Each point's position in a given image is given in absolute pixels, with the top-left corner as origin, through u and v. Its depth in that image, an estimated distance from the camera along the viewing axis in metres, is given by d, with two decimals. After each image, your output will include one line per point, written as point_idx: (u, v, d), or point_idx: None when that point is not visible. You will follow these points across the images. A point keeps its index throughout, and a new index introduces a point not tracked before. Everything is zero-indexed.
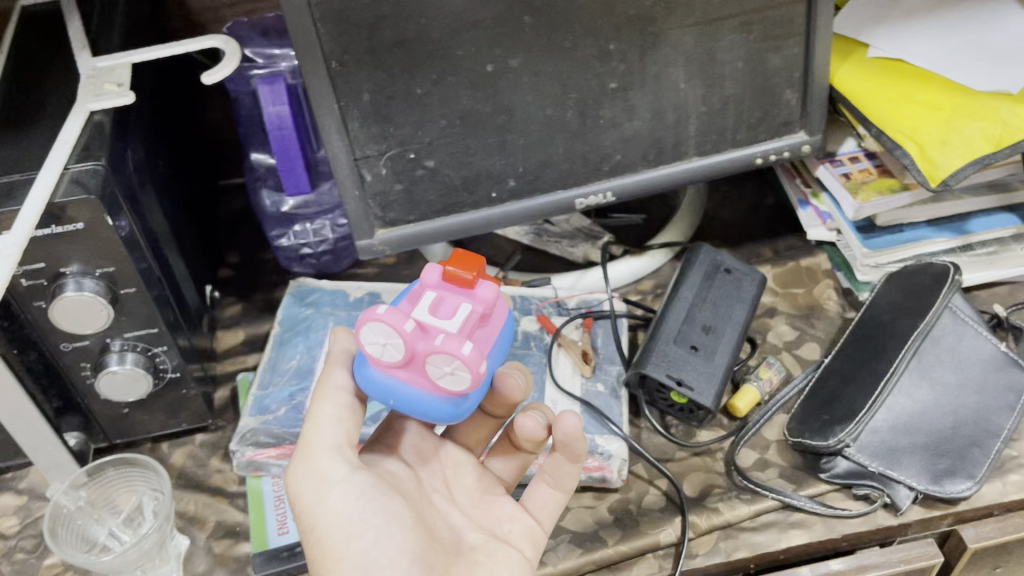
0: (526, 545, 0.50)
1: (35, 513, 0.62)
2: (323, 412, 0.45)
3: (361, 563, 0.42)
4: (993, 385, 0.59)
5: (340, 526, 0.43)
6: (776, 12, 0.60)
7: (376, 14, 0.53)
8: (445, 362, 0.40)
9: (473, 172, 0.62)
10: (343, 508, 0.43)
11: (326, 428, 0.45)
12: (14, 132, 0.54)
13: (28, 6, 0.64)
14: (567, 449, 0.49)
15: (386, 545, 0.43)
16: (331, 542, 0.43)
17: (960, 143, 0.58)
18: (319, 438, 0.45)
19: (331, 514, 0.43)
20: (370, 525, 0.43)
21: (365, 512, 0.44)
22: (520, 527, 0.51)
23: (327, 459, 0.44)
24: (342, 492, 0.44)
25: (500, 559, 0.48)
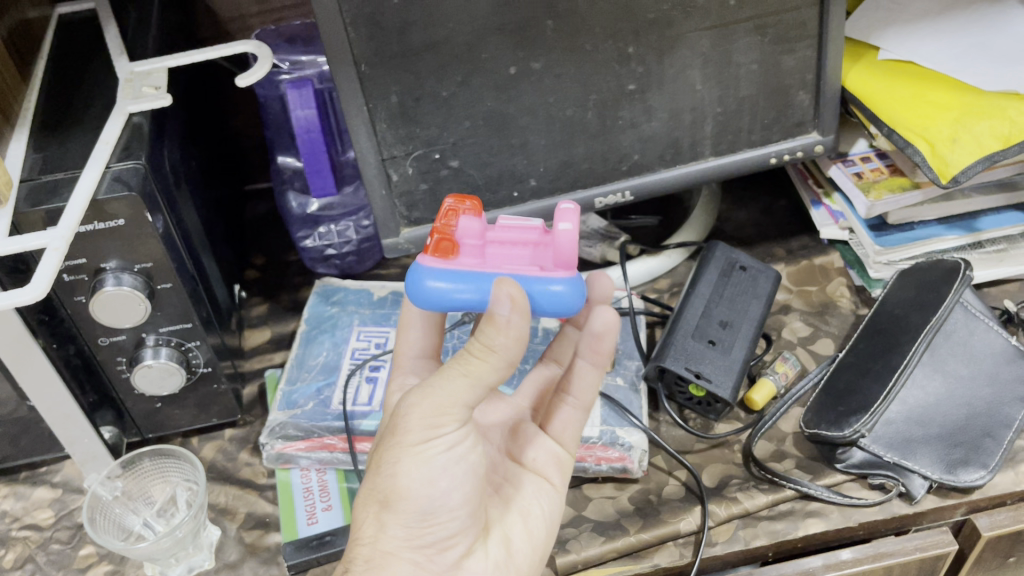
0: (555, 476, 0.54)
1: (70, 505, 0.64)
2: (483, 377, 0.41)
3: (425, 508, 0.43)
4: (1005, 377, 0.61)
5: (418, 471, 0.43)
6: (789, 16, 0.62)
7: (405, 18, 0.55)
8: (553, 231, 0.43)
9: (495, 172, 0.64)
10: (434, 456, 0.43)
11: (477, 389, 0.41)
12: (57, 133, 0.56)
13: (64, 14, 0.67)
14: (590, 348, 0.53)
15: (455, 495, 0.44)
16: (405, 483, 0.43)
17: (969, 140, 0.60)
18: (460, 395, 0.41)
19: (421, 460, 0.43)
20: (448, 475, 0.43)
21: (450, 463, 0.43)
22: (548, 457, 0.54)
23: (449, 414, 0.41)
24: (438, 441, 0.42)
25: (534, 495, 0.52)
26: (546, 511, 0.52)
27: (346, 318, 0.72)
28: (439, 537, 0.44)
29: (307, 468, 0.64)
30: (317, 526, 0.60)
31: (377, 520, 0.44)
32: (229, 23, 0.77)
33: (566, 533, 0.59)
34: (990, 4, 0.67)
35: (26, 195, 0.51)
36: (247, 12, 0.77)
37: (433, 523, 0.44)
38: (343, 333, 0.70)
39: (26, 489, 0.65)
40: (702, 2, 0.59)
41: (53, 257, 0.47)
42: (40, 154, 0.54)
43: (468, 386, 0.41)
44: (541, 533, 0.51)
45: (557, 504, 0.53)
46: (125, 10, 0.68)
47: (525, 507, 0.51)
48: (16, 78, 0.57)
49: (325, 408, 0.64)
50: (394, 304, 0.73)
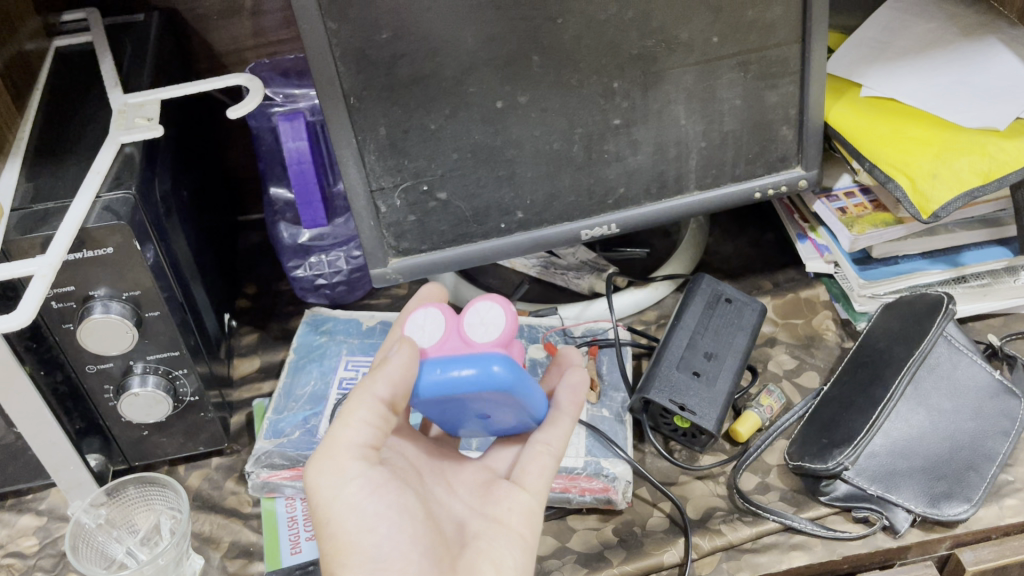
0: (524, 524, 0.49)
1: (54, 533, 0.64)
2: (357, 413, 0.44)
3: (374, 558, 0.43)
4: (989, 411, 0.61)
5: (352, 522, 0.43)
6: (771, 53, 0.63)
7: (393, 53, 0.56)
8: (482, 312, 0.48)
9: (483, 205, 0.65)
10: (361, 502, 0.44)
11: (358, 428, 0.44)
12: (49, 162, 0.57)
13: (62, 47, 0.68)
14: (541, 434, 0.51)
15: (400, 539, 0.44)
16: (342, 534, 0.43)
17: (949, 177, 0.61)
18: (349, 436, 0.44)
19: (348, 510, 0.44)
20: (385, 518, 0.44)
21: (380, 505, 0.44)
22: (517, 505, 0.49)
23: (347, 453, 0.44)
24: (362, 484, 0.44)
25: (503, 546, 0.47)
26: (516, 558, 0.47)
27: (334, 347, 0.72)
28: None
29: (292, 497, 0.64)
30: (301, 556, 0.60)
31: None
32: (225, 57, 0.79)
33: (549, 564, 0.59)
34: (971, 42, 0.68)
35: (16, 224, 0.52)
36: (243, 46, 0.78)
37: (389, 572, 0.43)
38: (331, 362, 0.71)
39: (11, 517, 0.65)
40: (686, 38, 0.60)
41: (40, 284, 0.48)
42: (32, 183, 0.55)
43: (351, 427, 0.44)
44: None
45: (527, 554, 0.48)
46: (122, 44, 0.70)
47: (496, 557, 0.47)
48: (12, 108, 0.58)
49: (312, 436, 0.64)
50: (383, 334, 0.74)
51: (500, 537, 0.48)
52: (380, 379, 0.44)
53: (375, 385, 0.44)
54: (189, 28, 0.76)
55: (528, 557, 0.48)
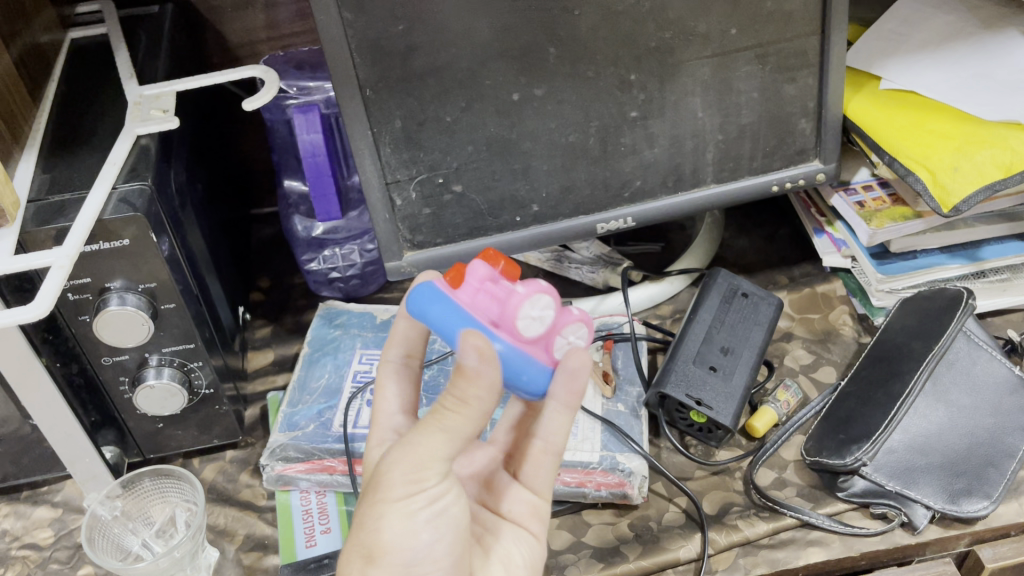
0: (532, 523, 0.51)
1: (70, 525, 0.64)
2: (457, 430, 0.39)
3: (409, 561, 0.41)
4: (1009, 407, 0.60)
5: (402, 525, 0.41)
6: (789, 45, 0.62)
7: (409, 45, 0.56)
8: (538, 305, 0.41)
9: (498, 197, 0.64)
10: (416, 511, 0.41)
11: (452, 442, 0.39)
12: (65, 154, 0.57)
13: (77, 39, 0.68)
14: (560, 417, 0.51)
15: (438, 549, 0.42)
16: (387, 537, 0.41)
17: (971, 170, 0.60)
18: (440, 449, 0.39)
19: (404, 516, 0.41)
20: (431, 529, 0.42)
21: (433, 516, 0.41)
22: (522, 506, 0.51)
23: (430, 465, 0.40)
24: (427, 490, 0.41)
25: (513, 540, 0.49)
26: (526, 556, 0.49)
27: (348, 341, 0.72)
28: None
29: (307, 490, 0.64)
30: (316, 549, 0.60)
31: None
32: (239, 49, 0.78)
33: (565, 559, 0.58)
34: (991, 34, 0.68)
35: (33, 215, 0.52)
36: (257, 38, 0.78)
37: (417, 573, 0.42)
38: (345, 355, 0.71)
39: (27, 508, 0.65)
40: (703, 30, 0.60)
41: (58, 275, 0.48)
42: (49, 175, 0.55)
43: (445, 440, 0.39)
44: None
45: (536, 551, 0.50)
46: (137, 35, 0.70)
47: (505, 554, 0.48)
48: (28, 99, 0.58)
49: (326, 429, 0.64)
50: None
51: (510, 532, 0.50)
52: (471, 387, 0.37)
53: (478, 403, 0.38)
54: (203, 20, 0.76)
55: (537, 555, 0.50)
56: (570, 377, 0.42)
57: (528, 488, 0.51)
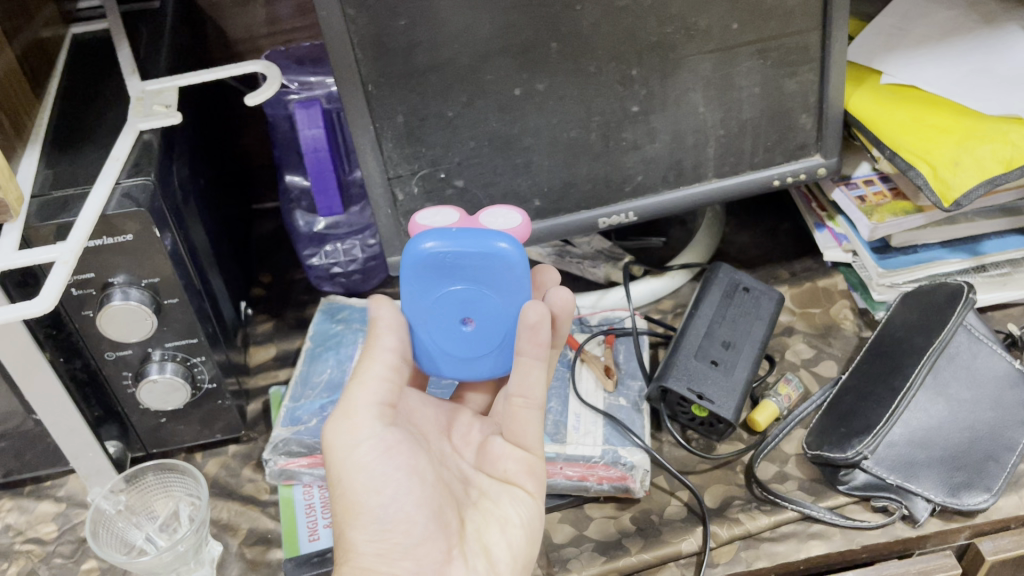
0: (528, 480, 0.51)
1: (73, 519, 0.64)
2: (371, 372, 0.48)
3: (380, 518, 0.46)
4: (1009, 400, 0.61)
5: (363, 483, 0.46)
6: (791, 40, 0.62)
7: (411, 40, 0.56)
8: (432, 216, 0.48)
9: (500, 192, 0.64)
10: (370, 466, 0.46)
11: (370, 386, 0.47)
12: (67, 149, 0.57)
13: (78, 35, 0.68)
14: (530, 341, 0.47)
15: (405, 501, 0.46)
16: (353, 497, 0.46)
17: (971, 164, 0.60)
18: (360, 398, 0.47)
19: (359, 473, 0.46)
20: (392, 481, 0.46)
21: (388, 468, 0.46)
22: (515, 464, 0.51)
23: (358, 414, 0.47)
24: (375, 443, 0.46)
25: (510, 504, 0.50)
26: (523, 517, 0.50)
27: (351, 335, 0.72)
28: (415, 544, 0.46)
29: (310, 485, 0.64)
30: (319, 543, 0.60)
31: (351, 557, 0.46)
32: (240, 44, 0.78)
33: (567, 552, 0.59)
34: (991, 29, 0.68)
35: (37, 210, 0.52)
36: (258, 33, 0.78)
37: (392, 531, 0.46)
38: (348, 350, 0.71)
39: (30, 503, 0.65)
40: (704, 26, 0.60)
41: (61, 271, 0.48)
42: (51, 170, 0.55)
43: (363, 386, 0.47)
44: (519, 538, 0.49)
45: (534, 509, 0.50)
46: (139, 30, 0.70)
47: (502, 516, 0.49)
48: (30, 95, 0.58)
49: None
50: None
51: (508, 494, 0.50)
52: (382, 332, 0.48)
53: (381, 341, 0.48)
54: (204, 16, 0.76)
55: (536, 516, 0.50)
56: (531, 329, 0.46)
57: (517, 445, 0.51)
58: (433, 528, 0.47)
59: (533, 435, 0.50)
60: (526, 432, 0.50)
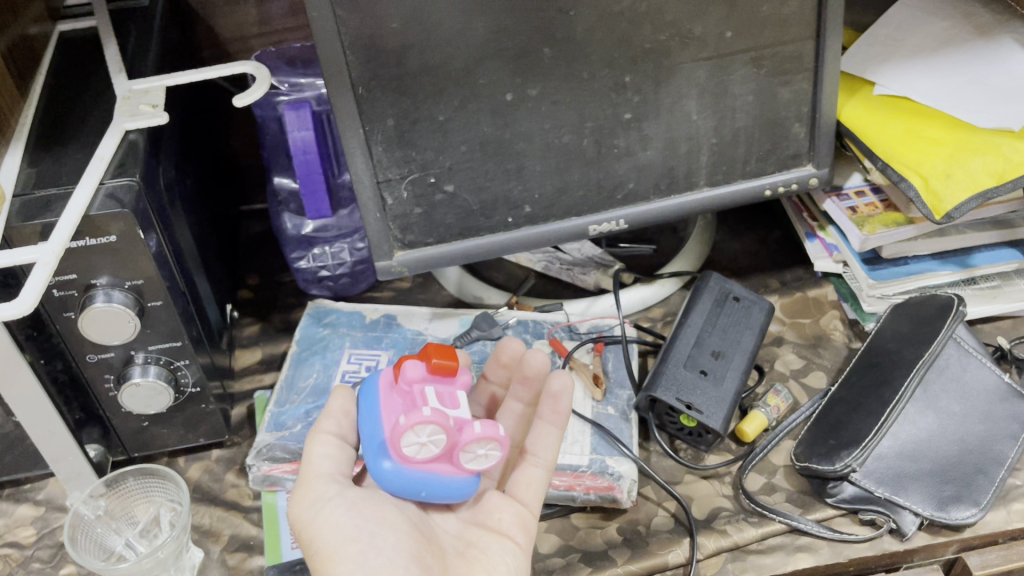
0: (519, 533, 0.51)
1: (52, 524, 0.63)
2: (326, 426, 0.51)
3: (361, 563, 0.44)
4: (998, 414, 0.60)
5: (332, 534, 0.46)
6: (786, 49, 0.62)
7: (403, 43, 0.55)
8: (422, 434, 0.46)
9: (490, 198, 0.64)
10: (330, 518, 0.46)
11: (325, 447, 0.50)
12: (52, 148, 0.56)
13: (66, 32, 0.68)
14: (548, 409, 0.55)
15: (382, 546, 0.45)
16: (328, 548, 0.45)
17: (963, 176, 0.60)
18: (319, 448, 0.50)
19: (329, 527, 0.46)
20: (365, 528, 0.46)
21: (358, 518, 0.46)
22: (509, 515, 0.51)
23: (320, 479, 0.48)
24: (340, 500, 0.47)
25: (500, 554, 0.49)
26: (512, 565, 0.49)
27: (338, 340, 0.71)
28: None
29: (293, 491, 0.64)
30: (301, 550, 0.60)
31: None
32: (231, 43, 0.77)
33: (553, 563, 0.58)
34: (985, 42, 0.68)
35: (18, 209, 0.51)
36: (248, 33, 0.77)
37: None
38: (334, 355, 0.70)
39: (8, 506, 0.64)
40: (699, 33, 0.59)
41: (42, 272, 0.47)
42: (35, 169, 0.54)
43: (335, 443, 0.50)
44: None
45: (521, 559, 0.50)
46: (128, 28, 0.69)
47: (490, 565, 0.48)
48: (14, 93, 0.57)
49: None
50: (387, 327, 0.73)
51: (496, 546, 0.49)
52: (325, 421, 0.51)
53: (336, 427, 0.51)
54: (194, 14, 0.75)
55: (524, 564, 0.49)
56: (552, 396, 0.55)
57: (518, 501, 0.52)
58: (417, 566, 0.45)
59: (534, 494, 0.53)
60: (530, 489, 0.53)
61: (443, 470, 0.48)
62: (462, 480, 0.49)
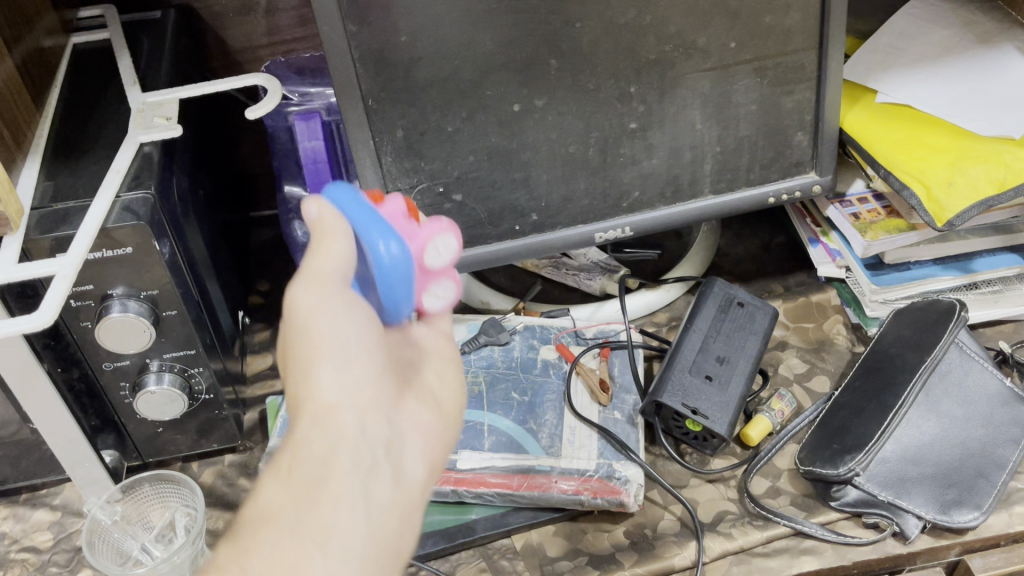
0: (454, 405, 0.44)
1: (69, 528, 0.64)
2: (340, 222, 0.39)
3: (337, 437, 0.37)
4: (1000, 419, 0.61)
5: (333, 332, 0.38)
6: (789, 59, 0.63)
7: (411, 57, 0.56)
8: (445, 242, 0.43)
9: (498, 207, 0.65)
10: (347, 338, 0.38)
11: (344, 242, 0.39)
12: (68, 160, 0.57)
13: (79, 44, 0.69)
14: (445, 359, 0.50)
15: (367, 384, 0.38)
16: (321, 382, 0.37)
17: (964, 184, 0.61)
18: (352, 222, 0.39)
19: (327, 328, 0.38)
20: (365, 361, 0.38)
21: (367, 343, 0.39)
22: (447, 387, 0.44)
23: (333, 274, 0.39)
24: (317, 431, 0.37)
25: (420, 414, 0.41)
26: (427, 424, 0.41)
27: None
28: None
29: None
30: None
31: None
32: (240, 53, 0.79)
33: (561, 566, 0.59)
34: (986, 50, 0.69)
35: (37, 222, 0.52)
36: (257, 43, 0.78)
37: (335, 546, 0.35)
38: None
39: (26, 511, 0.66)
40: (703, 44, 0.60)
41: (61, 284, 0.48)
42: (52, 182, 0.55)
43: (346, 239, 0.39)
44: (436, 448, 0.41)
45: (442, 429, 0.42)
46: (140, 41, 0.70)
47: (412, 421, 0.40)
48: (31, 106, 0.58)
49: None
50: None
51: (439, 356, 0.45)
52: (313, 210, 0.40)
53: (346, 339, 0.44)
54: (205, 25, 0.76)
55: (439, 437, 0.42)
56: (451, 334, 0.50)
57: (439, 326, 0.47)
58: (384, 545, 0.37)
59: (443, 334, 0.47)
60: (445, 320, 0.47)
61: (417, 287, 0.43)
62: (421, 284, 0.43)
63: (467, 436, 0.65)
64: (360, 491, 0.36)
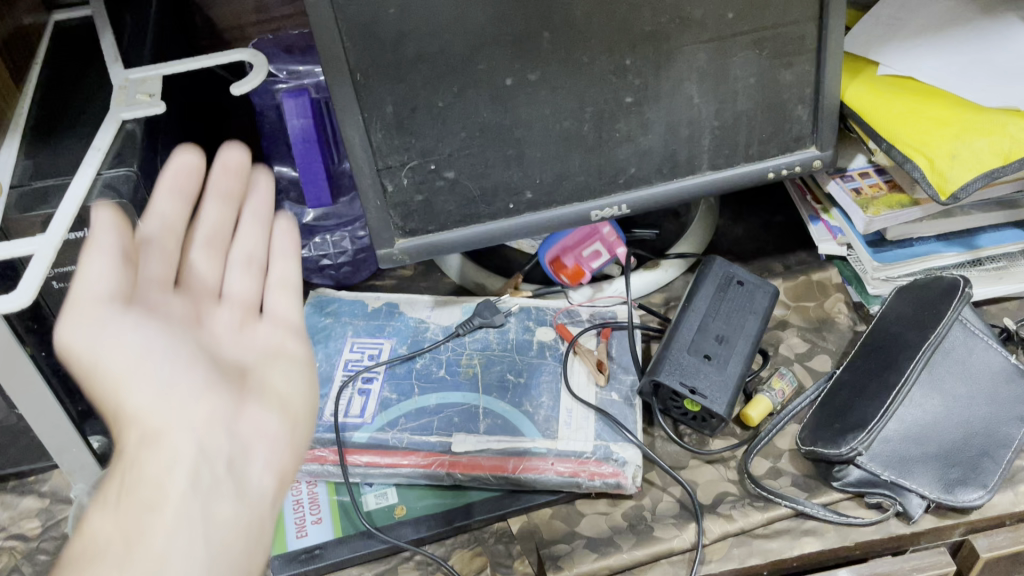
0: (301, 407, 0.49)
1: (57, 515, 0.63)
2: (107, 248, 0.45)
3: (151, 481, 0.42)
4: (1004, 396, 0.60)
5: (121, 355, 0.44)
6: (788, 30, 0.61)
7: (399, 31, 0.55)
8: None
9: (491, 184, 0.64)
10: (109, 333, 0.44)
11: (112, 304, 0.44)
12: (49, 139, 0.55)
13: (62, 22, 0.67)
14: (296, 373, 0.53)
15: (186, 430, 0.43)
16: (108, 361, 0.44)
17: (968, 157, 0.59)
18: (94, 268, 0.44)
19: (107, 336, 0.44)
20: (179, 381, 0.45)
21: (147, 338, 0.44)
22: (293, 404, 0.48)
23: (94, 302, 0.44)
24: (128, 520, 0.40)
25: (267, 445, 0.46)
26: (280, 432, 0.47)
27: (340, 329, 0.71)
28: None
29: (298, 481, 0.63)
30: (307, 539, 0.59)
31: None
32: (227, 32, 0.77)
33: (558, 549, 0.58)
34: (990, 22, 0.67)
35: (16, 202, 0.51)
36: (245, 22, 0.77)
37: None
38: (336, 344, 0.70)
39: (14, 498, 0.64)
40: (699, 16, 0.59)
41: (41, 264, 0.47)
42: (31, 161, 0.54)
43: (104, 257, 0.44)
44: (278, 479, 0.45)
45: (297, 427, 0.48)
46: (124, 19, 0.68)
47: (255, 435, 0.46)
48: (9, 84, 0.56)
49: (317, 420, 0.64)
50: (389, 316, 0.73)
51: (282, 353, 0.51)
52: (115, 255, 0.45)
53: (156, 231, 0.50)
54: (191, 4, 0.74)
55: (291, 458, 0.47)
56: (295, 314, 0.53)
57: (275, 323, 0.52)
58: (226, 561, 0.40)
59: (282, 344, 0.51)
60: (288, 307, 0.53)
61: None
62: None
63: (459, 419, 0.64)
64: (199, 515, 0.41)
